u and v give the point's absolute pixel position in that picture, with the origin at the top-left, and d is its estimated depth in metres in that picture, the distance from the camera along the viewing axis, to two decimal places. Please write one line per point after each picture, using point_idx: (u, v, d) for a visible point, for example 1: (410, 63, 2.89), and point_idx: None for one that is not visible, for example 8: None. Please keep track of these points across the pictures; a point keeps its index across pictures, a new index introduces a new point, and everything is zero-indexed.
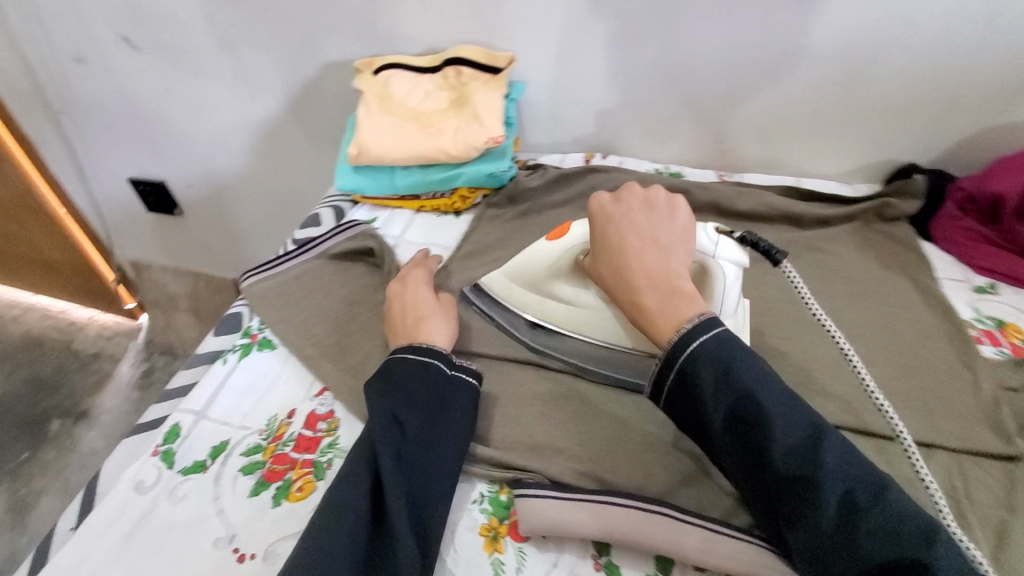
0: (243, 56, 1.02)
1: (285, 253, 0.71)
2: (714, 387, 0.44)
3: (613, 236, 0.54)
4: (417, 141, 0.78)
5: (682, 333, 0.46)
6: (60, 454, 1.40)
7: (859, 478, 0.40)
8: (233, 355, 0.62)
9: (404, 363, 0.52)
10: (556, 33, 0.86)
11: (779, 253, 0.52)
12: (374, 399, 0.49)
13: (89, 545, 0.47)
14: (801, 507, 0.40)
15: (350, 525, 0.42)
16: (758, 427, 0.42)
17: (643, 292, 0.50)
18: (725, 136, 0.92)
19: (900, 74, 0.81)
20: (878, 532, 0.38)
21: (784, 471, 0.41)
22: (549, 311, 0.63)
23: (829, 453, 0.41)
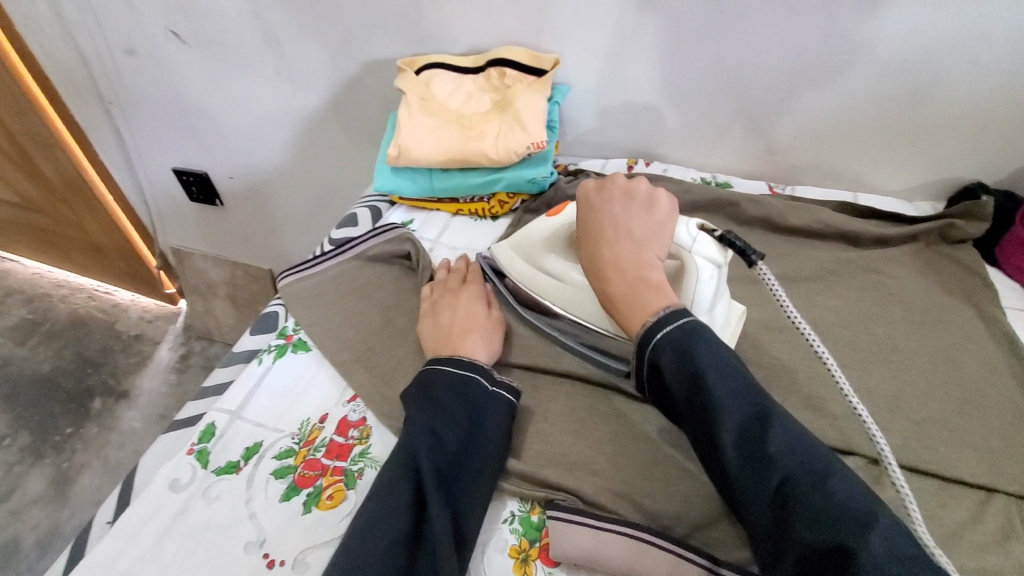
0: (287, 52, 1.02)
1: (322, 254, 0.71)
2: (673, 371, 0.45)
3: (591, 225, 0.55)
4: (458, 144, 0.77)
5: (648, 327, 0.48)
6: (101, 431, 1.45)
7: (802, 463, 0.39)
8: (268, 355, 0.62)
9: (445, 377, 0.52)
10: (604, 35, 0.83)
11: (753, 255, 0.49)
12: (416, 412, 0.49)
13: (124, 541, 0.47)
14: (742, 489, 0.40)
15: (394, 540, 0.42)
16: (707, 411, 0.43)
17: (614, 282, 0.52)
18: (777, 146, 0.88)
19: (975, 86, 0.76)
20: (811, 515, 0.37)
21: (730, 454, 0.41)
22: (541, 285, 0.64)
23: (774, 437, 0.41)
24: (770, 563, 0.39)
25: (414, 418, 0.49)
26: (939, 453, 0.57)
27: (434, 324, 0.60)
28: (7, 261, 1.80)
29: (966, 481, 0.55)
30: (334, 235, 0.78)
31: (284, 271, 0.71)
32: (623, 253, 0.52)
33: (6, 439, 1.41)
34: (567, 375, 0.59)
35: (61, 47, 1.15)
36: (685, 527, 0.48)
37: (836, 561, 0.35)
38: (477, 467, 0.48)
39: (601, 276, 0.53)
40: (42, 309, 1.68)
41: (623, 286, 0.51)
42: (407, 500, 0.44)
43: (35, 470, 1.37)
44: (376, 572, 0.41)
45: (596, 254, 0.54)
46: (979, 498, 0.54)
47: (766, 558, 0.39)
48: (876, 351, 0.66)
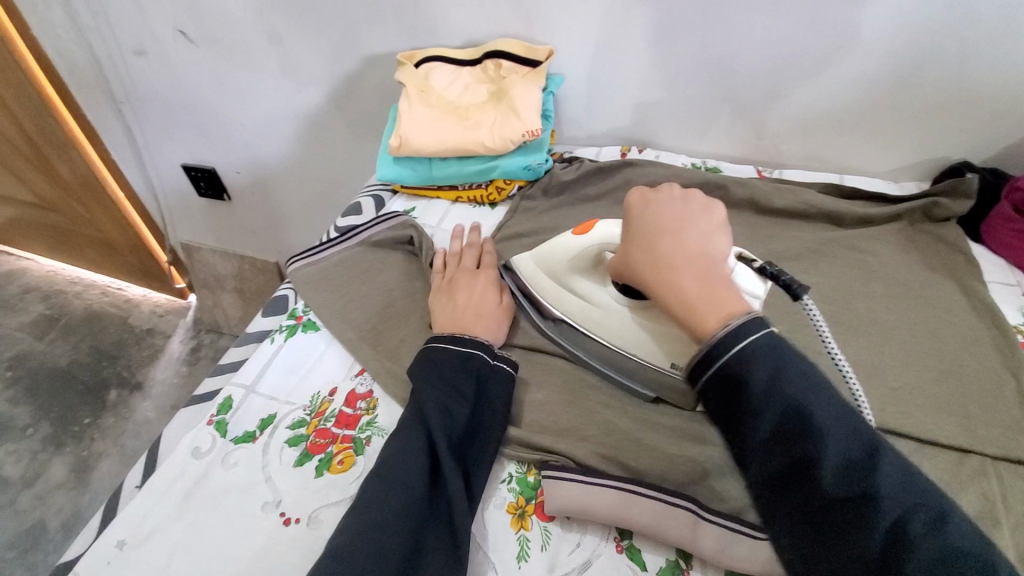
0: (291, 48, 1.06)
1: (327, 240, 0.75)
2: (771, 395, 0.43)
3: (652, 220, 0.54)
4: (456, 134, 0.80)
5: (731, 333, 0.45)
6: (118, 420, 1.50)
7: (915, 504, 0.38)
8: (280, 335, 0.66)
9: (453, 354, 0.56)
10: (596, 27, 0.86)
11: (802, 289, 0.50)
12: (427, 385, 0.53)
13: (151, 502, 0.51)
14: (850, 527, 0.39)
15: (405, 501, 0.46)
16: (808, 437, 0.41)
17: (683, 275, 0.50)
18: (766, 131, 0.91)
19: (956, 68, 0.78)
20: (930, 559, 0.36)
21: (833, 484, 0.40)
22: (566, 303, 0.63)
23: (885, 474, 0.39)
24: None
25: (428, 393, 0.52)
26: (916, 418, 0.59)
27: (447, 303, 0.63)
28: (23, 259, 1.85)
29: (944, 444, 0.58)
30: (340, 221, 0.81)
31: (292, 256, 0.74)
32: (690, 245, 0.51)
33: (28, 429, 1.46)
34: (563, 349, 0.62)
35: (74, 48, 1.18)
36: (672, 484, 0.51)
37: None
38: (482, 436, 0.52)
39: (661, 266, 0.51)
40: (58, 305, 1.74)
41: (692, 281, 0.49)
42: (424, 468, 0.48)
43: (56, 458, 1.42)
44: (391, 528, 0.44)
45: (657, 247, 0.52)
46: (955, 459, 0.57)
47: None
48: (859, 324, 0.68)
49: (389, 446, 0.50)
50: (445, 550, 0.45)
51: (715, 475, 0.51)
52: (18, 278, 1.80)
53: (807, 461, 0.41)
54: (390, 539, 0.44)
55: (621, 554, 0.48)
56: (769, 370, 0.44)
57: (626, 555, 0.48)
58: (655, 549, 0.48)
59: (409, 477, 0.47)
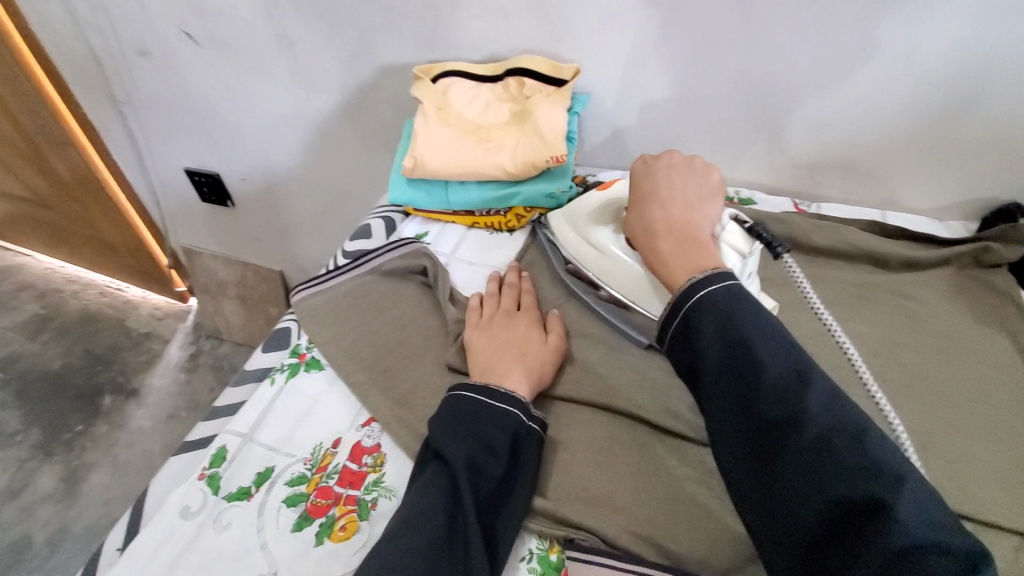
0: (302, 55, 1.01)
1: (336, 268, 0.70)
2: (715, 332, 0.46)
3: (647, 189, 0.61)
4: (476, 156, 0.76)
5: (694, 284, 0.49)
6: (111, 428, 1.45)
7: (840, 423, 0.39)
8: (281, 374, 0.61)
9: (486, 409, 0.51)
10: (627, 45, 0.81)
11: (781, 248, 0.62)
12: (456, 443, 0.48)
13: (134, 572, 0.46)
14: (777, 448, 0.40)
15: None
16: (748, 368, 0.43)
17: (666, 238, 0.56)
18: (804, 160, 0.85)
19: (1013, 104, 0.73)
20: (847, 471, 0.37)
21: (765, 411, 0.41)
22: (582, 251, 0.70)
23: (814, 398, 0.40)
24: (790, 522, 0.38)
25: (458, 453, 0.47)
26: (973, 494, 0.54)
27: (485, 345, 0.59)
28: (20, 255, 1.81)
29: (1003, 526, 0.53)
30: (349, 245, 0.76)
31: (297, 285, 0.70)
32: (676, 211, 0.58)
33: (18, 435, 1.42)
34: (586, 402, 0.57)
35: (75, 46, 1.13)
36: (709, 571, 0.46)
37: (871, 518, 0.35)
38: (507, 507, 0.47)
39: (651, 229, 0.58)
40: (54, 305, 1.69)
41: (672, 241, 0.55)
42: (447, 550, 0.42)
43: (46, 467, 1.38)
44: None
45: (648, 215, 0.59)
46: (1016, 544, 0.52)
47: (785, 519, 0.39)
48: (907, 382, 0.63)
49: (407, 513, 0.44)
50: None
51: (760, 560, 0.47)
52: (15, 275, 1.76)
53: (746, 391, 0.42)
54: None
55: None
56: (715, 311, 0.47)
57: None
58: None
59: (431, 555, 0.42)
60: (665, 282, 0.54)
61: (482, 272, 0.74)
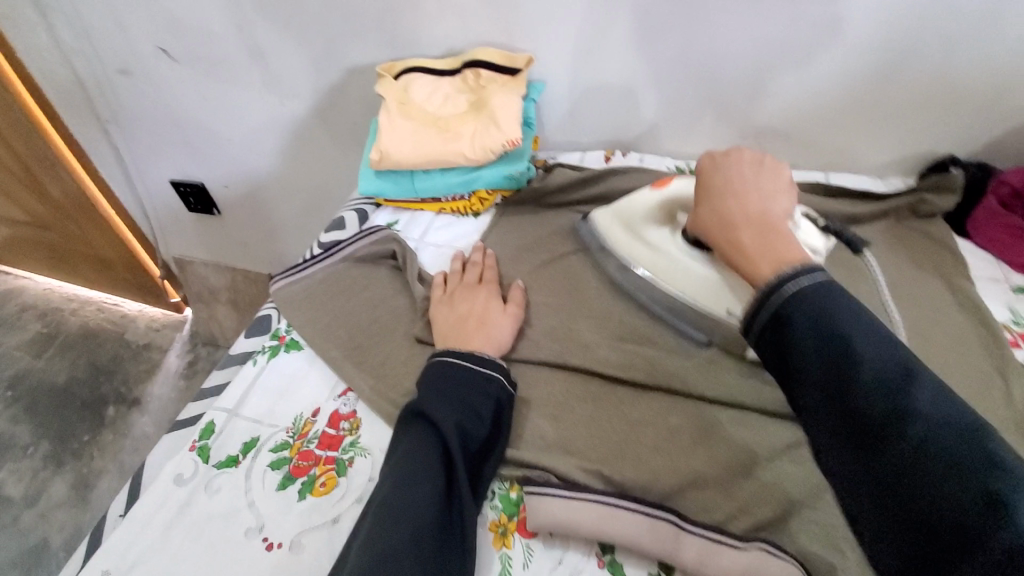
0: (272, 62, 1.05)
1: (311, 257, 0.75)
2: (805, 323, 0.43)
3: (721, 183, 0.59)
4: (435, 145, 0.80)
5: (782, 277, 0.47)
6: (117, 436, 1.50)
7: (951, 421, 0.37)
8: (263, 356, 0.66)
9: (470, 373, 0.56)
10: (575, 32, 0.85)
11: (861, 246, 0.61)
12: (445, 403, 0.53)
13: (136, 532, 0.51)
14: (882, 444, 0.37)
15: (414, 527, 0.44)
16: (845, 360, 0.40)
17: (746, 224, 0.54)
18: (751, 131, 0.90)
19: (937, 64, 0.77)
20: (958, 468, 0.35)
21: (868, 405, 0.39)
22: (635, 251, 0.69)
23: (920, 394, 0.38)
24: (896, 521, 0.36)
25: (445, 411, 0.52)
26: None
27: (446, 318, 0.64)
28: (18, 277, 1.85)
29: None
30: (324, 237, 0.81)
31: (275, 275, 0.74)
32: (753, 201, 0.56)
33: (28, 447, 1.47)
34: (545, 361, 0.62)
35: (57, 68, 1.18)
36: (655, 498, 0.51)
37: (991, 522, 0.32)
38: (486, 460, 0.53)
39: (729, 220, 0.56)
40: (54, 323, 1.74)
41: (752, 232, 0.54)
42: (434, 491, 0.47)
43: (57, 477, 1.42)
44: (405, 556, 0.43)
45: (723, 208, 0.57)
46: None
47: (889, 516, 0.36)
48: None
49: (402, 466, 0.48)
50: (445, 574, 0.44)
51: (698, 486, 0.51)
52: (15, 297, 1.81)
53: (844, 384, 0.40)
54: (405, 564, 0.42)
55: (603, 570, 0.48)
56: (807, 303, 0.44)
57: (607, 571, 0.48)
58: (636, 561, 0.49)
59: (424, 503, 0.46)
60: (746, 274, 0.52)
61: (449, 254, 0.79)
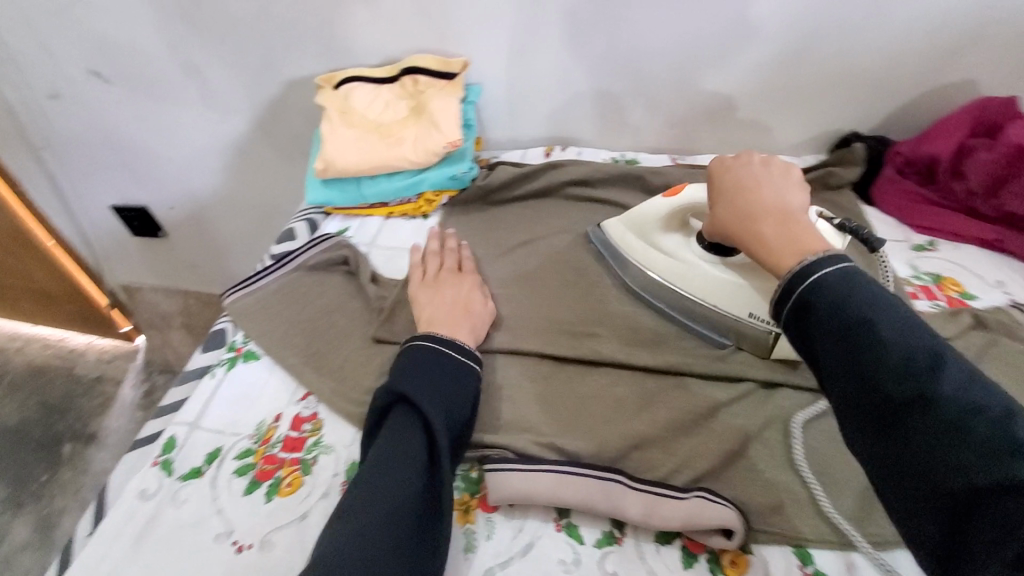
0: (209, 79, 1.05)
1: (262, 269, 0.75)
2: (829, 314, 0.42)
3: (732, 183, 0.60)
4: (380, 152, 0.83)
5: (806, 265, 0.46)
6: (76, 474, 1.45)
7: (976, 403, 0.36)
8: (220, 368, 0.67)
9: (445, 360, 0.57)
10: (505, 35, 0.89)
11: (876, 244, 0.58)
12: (429, 390, 0.53)
13: (104, 549, 0.52)
14: (904, 428, 0.37)
15: (391, 509, 0.46)
16: (867, 347, 0.40)
17: (761, 220, 0.55)
18: (676, 121, 0.96)
19: (834, 50, 0.85)
20: (980, 450, 0.34)
21: (890, 393, 0.38)
22: (651, 257, 0.69)
23: (945, 379, 0.37)
24: (922, 501, 0.36)
25: (430, 398, 0.53)
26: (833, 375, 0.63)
27: (430, 303, 0.66)
28: None
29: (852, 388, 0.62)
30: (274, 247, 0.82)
31: (228, 288, 0.74)
32: (768, 196, 0.57)
33: None
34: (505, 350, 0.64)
35: None
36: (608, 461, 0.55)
37: (1011, 504, 0.32)
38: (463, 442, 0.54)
39: (747, 215, 0.56)
40: None
41: (772, 225, 0.53)
42: (415, 472, 0.48)
43: (15, 521, 1.36)
44: (381, 537, 0.44)
45: (736, 205, 0.58)
46: None
47: (914, 498, 0.37)
48: None
49: (386, 450, 0.49)
50: (420, 551, 0.46)
51: (644, 447, 0.56)
52: None
53: (867, 372, 0.39)
54: (380, 545, 0.44)
55: (560, 532, 0.52)
56: (831, 293, 0.43)
57: (565, 533, 0.52)
58: (591, 521, 0.52)
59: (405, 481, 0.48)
60: (772, 267, 0.51)
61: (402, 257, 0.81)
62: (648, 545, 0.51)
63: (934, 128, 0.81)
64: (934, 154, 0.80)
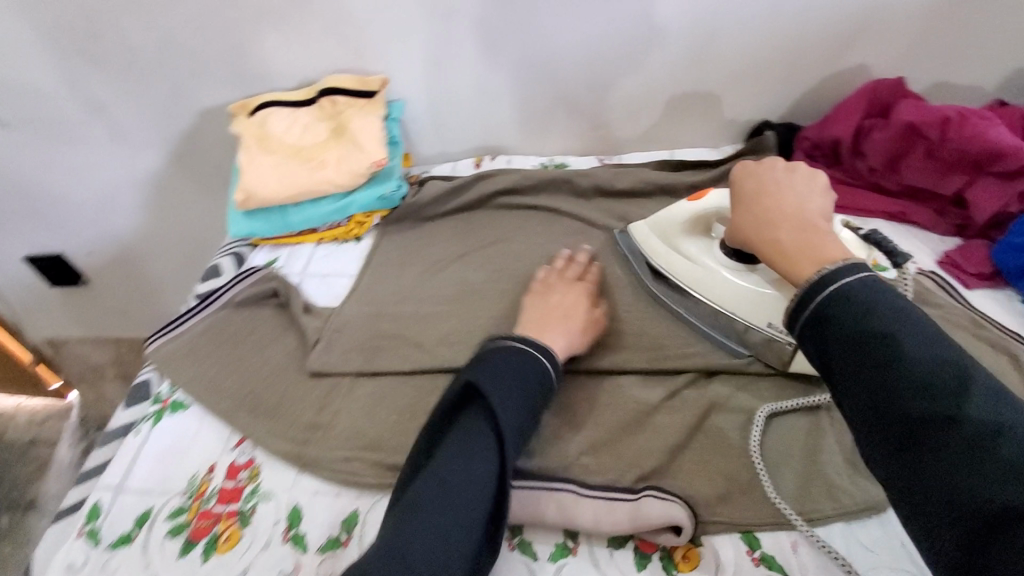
0: (115, 115, 0.99)
1: (187, 310, 0.72)
2: (850, 322, 0.41)
3: (751, 188, 0.58)
4: (302, 176, 0.80)
5: (826, 275, 0.44)
6: (17, 546, 1.34)
7: (1007, 424, 0.35)
8: (146, 423, 0.63)
9: (515, 357, 0.55)
10: (421, 48, 0.88)
11: (903, 258, 0.57)
12: (498, 391, 0.50)
13: None
14: (930, 446, 0.37)
15: (468, 502, 0.45)
16: (890, 361, 0.39)
17: (781, 227, 0.53)
18: (599, 122, 0.97)
19: (741, 42, 0.87)
20: (1011, 473, 0.33)
21: (919, 411, 0.37)
22: (673, 262, 0.68)
23: (973, 400, 0.36)
24: (945, 521, 0.35)
25: (505, 402, 0.50)
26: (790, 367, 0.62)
27: (540, 306, 0.65)
28: None
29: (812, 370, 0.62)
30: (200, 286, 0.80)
31: (150, 335, 0.71)
32: (788, 200, 0.55)
33: None
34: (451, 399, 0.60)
35: None
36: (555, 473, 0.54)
37: None
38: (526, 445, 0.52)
39: (765, 220, 0.54)
40: None
41: (790, 230, 0.52)
42: (493, 472, 0.47)
43: None
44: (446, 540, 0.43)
45: (757, 210, 0.56)
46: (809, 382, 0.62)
47: (937, 516, 0.36)
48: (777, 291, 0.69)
49: (463, 446, 0.47)
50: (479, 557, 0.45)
51: (592, 451, 0.56)
52: None
53: (890, 386, 0.39)
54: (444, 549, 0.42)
55: (514, 551, 0.51)
56: (851, 301, 0.42)
57: (518, 551, 0.51)
58: (543, 536, 0.52)
59: (471, 480, 0.46)
60: (788, 274, 0.49)
61: (334, 283, 0.78)
62: (602, 551, 0.51)
63: (835, 112, 0.85)
64: (837, 136, 0.84)
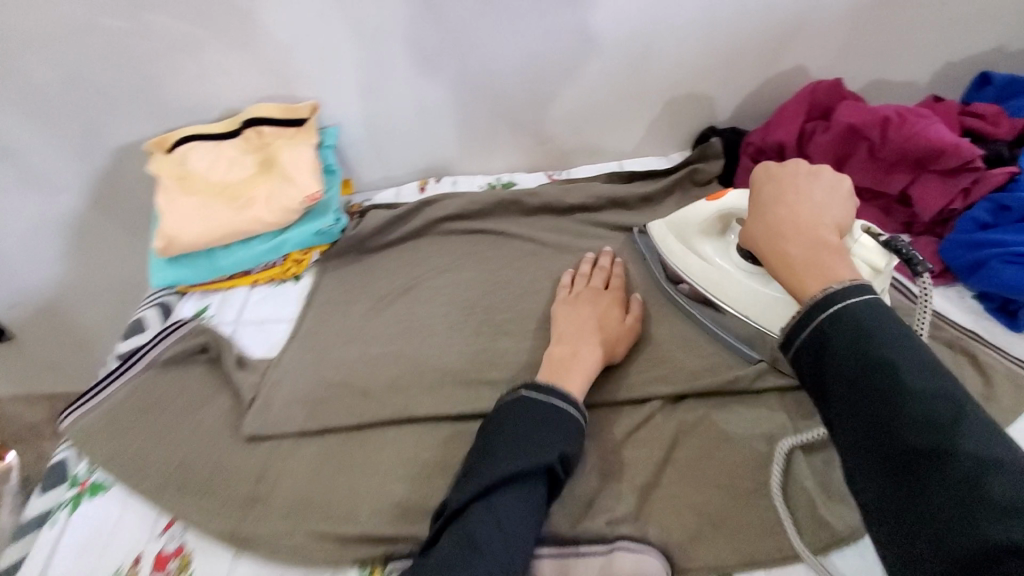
0: (25, 160, 0.94)
1: (112, 373, 0.80)
2: (849, 349, 0.51)
3: (767, 194, 0.69)
4: (227, 218, 0.86)
5: (832, 293, 0.54)
6: None
7: (996, 462, 0.42)
8: (64, 509, 0.70)
9: (538, 404, 0.66)
10: (354, 74, 0.92)
11: (922, 266, 0.64)
12: (547, 430, 0.64)
13: None
14: (924, 475, 0.45)
15: (503, 535, 0.57)
16: (890, 391, 0.48)
17: (791, 241, 0.62)
18: (544, 135, 1.05)
19: (674, 58, 0.99)
20: (999, 508, 0.40)
21: (899, 421, 0.47)
22: (690, 264, 0.86)
23: (966, 438, 0.44)
24: (927, 547, 0.43)
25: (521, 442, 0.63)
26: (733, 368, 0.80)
27: (573, 315, 0.81)
28: None
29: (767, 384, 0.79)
30: (142, 306, 0.88)
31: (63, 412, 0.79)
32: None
33: None
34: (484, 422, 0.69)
35: None
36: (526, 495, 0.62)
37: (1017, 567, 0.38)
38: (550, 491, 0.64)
39: (776, 231, 0.64)
40: None
41: (801, 246, 0.61)
42: (537, 505, 0.61)
43: None
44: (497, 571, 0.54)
45: (768, 215, 0.66)
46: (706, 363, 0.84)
47: (914, 537, 0.44)
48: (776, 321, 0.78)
49: (518, 483, 0.60)
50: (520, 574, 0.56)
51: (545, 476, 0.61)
52: None
53: (888, 417, 0.47)
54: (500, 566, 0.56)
55: None
56: (850, 325, 0.52)
57: None
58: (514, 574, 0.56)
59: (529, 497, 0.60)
60: (791, 286, 0.59)
61: (272, 330, 0.88)
62: None
63: (780, 117, 1.01)
64: (782, 140, 0.98)
